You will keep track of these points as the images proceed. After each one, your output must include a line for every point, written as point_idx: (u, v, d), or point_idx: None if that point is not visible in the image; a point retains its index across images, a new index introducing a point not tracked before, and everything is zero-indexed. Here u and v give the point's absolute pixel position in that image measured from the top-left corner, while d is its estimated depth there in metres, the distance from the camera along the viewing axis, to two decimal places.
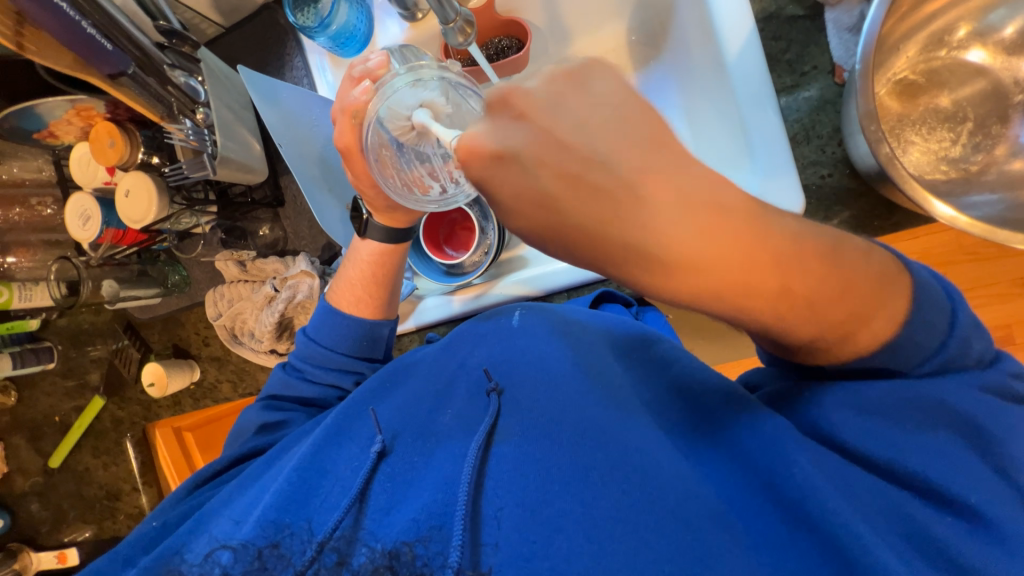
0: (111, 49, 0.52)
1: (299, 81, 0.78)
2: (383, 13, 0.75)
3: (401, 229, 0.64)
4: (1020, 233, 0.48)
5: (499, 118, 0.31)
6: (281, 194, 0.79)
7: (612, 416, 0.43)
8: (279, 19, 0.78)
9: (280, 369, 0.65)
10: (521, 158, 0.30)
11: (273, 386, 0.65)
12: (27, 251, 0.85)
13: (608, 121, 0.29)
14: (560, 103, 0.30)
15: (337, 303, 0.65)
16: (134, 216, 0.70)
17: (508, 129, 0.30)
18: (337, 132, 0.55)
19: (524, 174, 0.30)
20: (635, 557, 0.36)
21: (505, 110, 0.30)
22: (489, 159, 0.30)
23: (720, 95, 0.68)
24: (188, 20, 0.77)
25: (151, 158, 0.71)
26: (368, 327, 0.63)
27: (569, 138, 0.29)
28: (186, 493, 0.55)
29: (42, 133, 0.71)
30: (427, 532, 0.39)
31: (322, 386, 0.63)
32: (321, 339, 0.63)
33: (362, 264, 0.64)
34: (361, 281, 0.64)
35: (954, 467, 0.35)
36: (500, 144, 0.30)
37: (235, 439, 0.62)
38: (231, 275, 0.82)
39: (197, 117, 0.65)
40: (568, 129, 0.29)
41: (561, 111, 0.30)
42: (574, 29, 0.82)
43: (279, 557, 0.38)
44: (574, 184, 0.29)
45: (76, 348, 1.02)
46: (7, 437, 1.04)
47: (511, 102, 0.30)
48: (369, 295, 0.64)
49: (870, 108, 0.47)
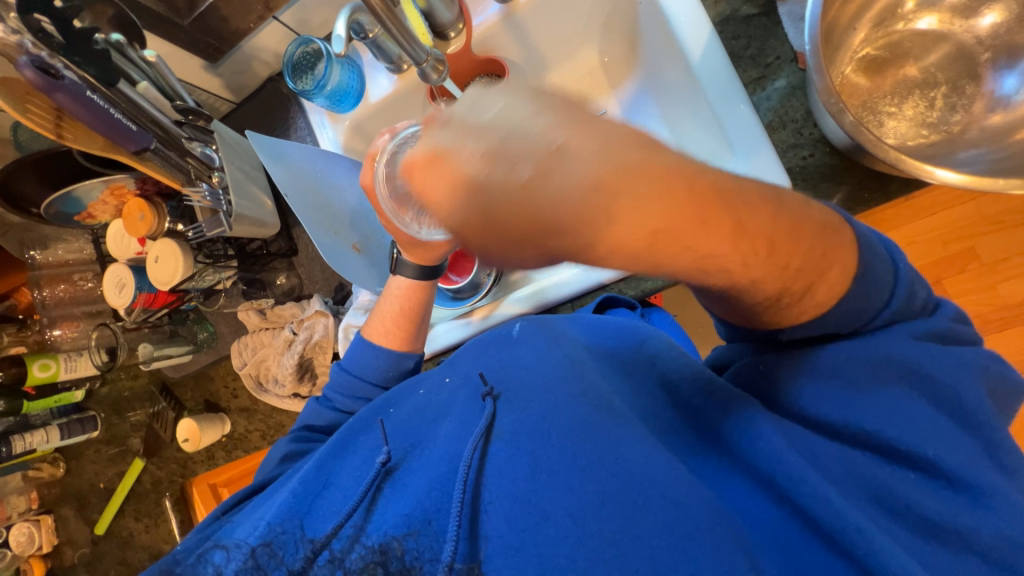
0: (134, 129, 0.59)
1: (303, 140, 0.85)
2: (372, 70, 0.83)
3: (431, 266, 0.66)
4: (1014, 180, 0.48)
5: (434, 121, 0.28)
6: (295, 244, 0.84)
7: (608, 412, 0.43)
8: (282, 88, 0.86)
9: (314, 401, 0.68)
10: (452, 151, 0.25)
11: (307, 416, 0.67)
12: (72, 325, 0.91)
13: (538, 105, 0.25)
14: (484, 97, 0.26)
15: (370, 335, 0.68)
16: (163, 277, 0.76)
17: (436, 136, 0.26)
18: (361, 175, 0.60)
19: (457, 177, 0.25)
20: (621, 540, 0.35)
21: (439, 117, 0.28)
22: (421, 167, 0.27)
23: (693, 97, 0.71)
24: (204, 101, 0.86)
25: (176, 225, 0.78)
26: (396, 359, 0.66)
27: (493, 123, 0.25)
28: (214, 519, 0.54)
29: (82, 214, 0.79)
30: (417, 526, 0.39)
31: (344, 415, 0.66)
32: (353, 368, 0.66)
33: (393, 298, 0.67)
34: (392, 313, 0.67)
35: (958, 439, 0.36)
36: (432, 149, 0.26)
37: (262, 468, 0.63)
38: (253, 324, 0.86)
39: (213, 180, 0.71)
40: (491, 119, 0.25)
41: (487, 99, 0.26)
42: (549, 60, 0.87)
43: (271, 555, 0.36)
44: (481, 164, 0.25)
45: (118, 414, 1.07)
46: (55, 509, 1.06)
47: (442, 112, 0.28)
48: (399, 327, 0.67)
49: (828, 82, 0.49)
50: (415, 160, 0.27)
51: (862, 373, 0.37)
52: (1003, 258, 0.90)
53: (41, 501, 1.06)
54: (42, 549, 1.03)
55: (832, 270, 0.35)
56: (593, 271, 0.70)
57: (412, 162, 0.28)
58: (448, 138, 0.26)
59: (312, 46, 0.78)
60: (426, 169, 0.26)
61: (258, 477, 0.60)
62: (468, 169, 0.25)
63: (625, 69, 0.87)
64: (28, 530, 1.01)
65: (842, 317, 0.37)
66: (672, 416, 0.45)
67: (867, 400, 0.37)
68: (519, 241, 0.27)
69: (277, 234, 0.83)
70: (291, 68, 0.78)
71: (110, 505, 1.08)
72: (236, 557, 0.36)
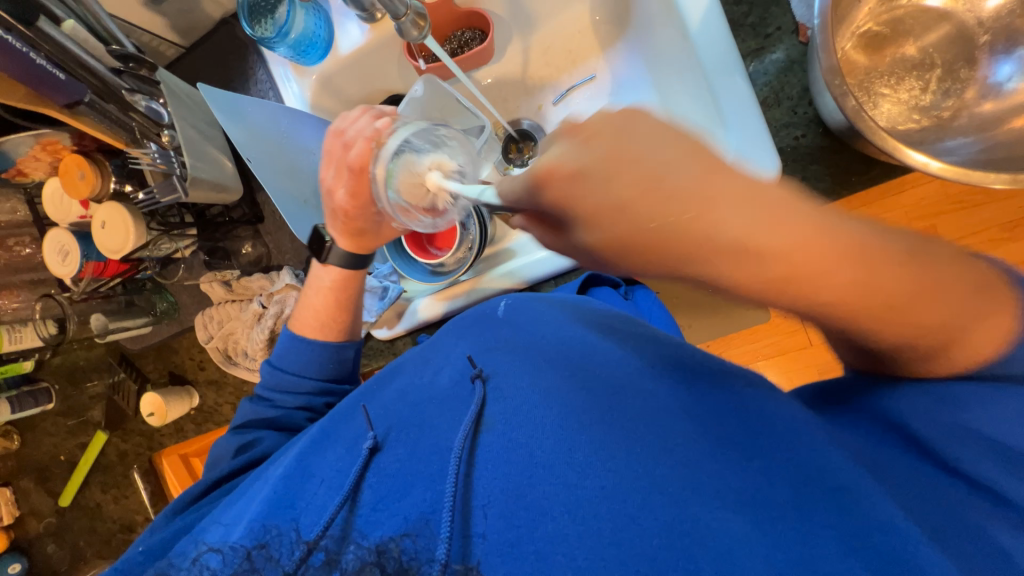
0: (64, 78, 0.51)
1: (265, 95, 0.77)
2: (341, 16, 0.74)
3: (364, 253, 0.66)
4: (999, 172, 0.48)
5: (580, 137, 0.36)
6: (259, 210, 0.79)
7: (602, 400, 0.43)
8: (237, 32, 0.77)
9: (247, 400, 0.65)
10: (583, 173, 0.35)
11: (241, 415, 0.64)
12: (12, 294, 0.85)
13: (685, 139, 0.33)
14: (634, 121, 0.35)
15: (301, 330, 0.66)
16: (113, 246, 0.69)
17: (574, 152, 0.36)
18: (353, 153, 0.58)
19: (588, 184, 0.35)
20: (621, 535, 0.36)
21: (578, 137, 0.36)
22: (559, 180, 0.36)
23: (687, 65, 0.69)
24: (146, 44, 0.76)
25: (124, 186, 0.70)
26: (334, 350, 0.64)
27: (646, 150, 0.34)
28: (167, 522, 0.53)
29: (10, 171, 0.70)
30: (415, 527, 0.39)
31: (291, 407, 0.63)
32: (287, 365, 0.64)
33: (325, 291, 0.66)
34: (325, 306, 0.65)
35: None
36: (577, 163, 0.35)
37: (209, 469, 0.61)
38: (218, 296, 0.82)
39: (162, 140, 0.63)
40: (647, 153, 0.34)
41: (630, 134, 0.35)
42: (535, 16, 0.81)
43: (265, 558, 0.35)
44: (620, 188, 0.34)
45: (74, 386, 1.01)
46: (16, 482, 1.03)
47: (581, 133, 0.36)
48: (335, 319, 0.65)
49: (833, 62, 0.48)
50: (557, 170, 0.36)
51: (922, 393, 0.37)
52: (960, 238, 0.98)
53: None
54: (3, 521, 1.01)
55: (918, 308, 0.34)
56: None
57: (555, 169, 0.36)
58: (590, 159, 0.35)
59: None
60: (564, 182, 0.36)
61: (211, 474, 0.58)
62: (601, 175, 0.35)
63: (617, 32, 0.82)
64: None
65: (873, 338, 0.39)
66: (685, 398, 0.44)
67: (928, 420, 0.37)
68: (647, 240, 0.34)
69: (238, 200, 0.77)
70: (248, 11, 0.69)
71: (74, 477, 1.04)
72: (229, 560, 0.36)
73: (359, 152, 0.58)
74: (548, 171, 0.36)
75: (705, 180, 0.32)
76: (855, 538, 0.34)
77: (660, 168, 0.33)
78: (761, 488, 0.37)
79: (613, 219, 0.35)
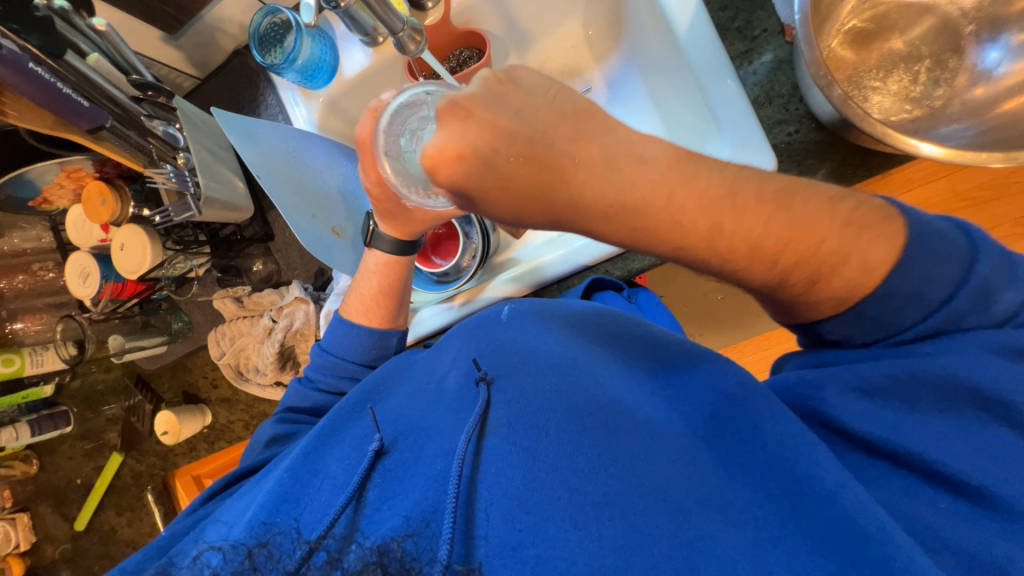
0: (87, 106, 0.55)
1: (275, 119, 0.81)
2: (346, 42, 0.78)
3: (409, 241, 0.68)
4: (997, 153, 0.48)
5: (455, 121, 0.35)
6: (270, 229, 0.81)
7: (603, 409, 0.43)
8: (249, 62, 0.81)
9: (296, 383, 0.67)
10: (477, 151, 0.35)
11: (290, 398, 0.67)
12: (35, 317, 0.88)
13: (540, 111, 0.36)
14: (504, 102, 0.36)
15: (348, 314, 0.68)
16: (130, 266, 0.71)
17: (458, 133, 0.35)
18: (356, 127, 0.57)
19: (483, 163, 0.35)
20: (623, 543, 0.36)
21: (456, 114, 0.36)
22: (448, 163, 0.35)
23: (678, 72, 0.71)
24: (164, 76, 0.81)
25: (142, 210, 0.73)
26: (377, 338, 0.66)
27: (511, 125, 0.36)
28: (197, 508, 0.53)
29: (36, 199, 0.74)
30: (417, 527, 0.38)
31: (331, 395, 0.65)
32: (335, 349, 0.66)
33: (370, 275, 0.68)
34: (370, 292, 0.67)
35: None
36: (460, 143, 0.35)
37: (248, 453, 0.62)
38: (230, 312, 0.85)
39: (178, 162, 0.66)
40: (515, 123, 0.36)
41: (499, 104, 0.36)
42: (530, 33, 0.84)
43: (267, 557, 0.35)
44: (507, 164, 0.36)
45: (92, 409, 1.02)
46: (32, 507, 1.03)
47: (459, 106, 0.36)
48: (378, 304, 0.67)
49: (817, 55, 0.49)
50: (443, 156, 0.35)
51: (894, 387, 0.38)
52: None
53: (16, 500, 1.01)
54: (20, 548, 1.00)
55: (827, 275, 0.38)
56: (574, 255, 0.70)
57: (441, 157, 0.35)
58: (474, 139, 0.35)
59: (279, 16, 0.73)
60: (454, 163, 0.35)
61: (246, 461, 0.60)
62: (483, 152, 0.35)
63: (609, 44, 0.85)
64: (4, 528, 0.97)
65: (879, 309, 0.38)
66: (689, 409, 0.45)
67: (921, 425, 0.37)
68: (566, 217, 0.38)
69: (250, 219, 0.79)
70: (258, 40, 0.73)
71: (90, 500, 1.05)
72: (232, 558, 0.35)
73: (360, 122, 0.57)
74: (433, 159, 0.35)
75: (568, 147, 0.36)
76: (846, 540, 0.34)
77: (544, 148, 0.36)
78: (762, 500, 0.38)
79: (502, 197, 0.37)
